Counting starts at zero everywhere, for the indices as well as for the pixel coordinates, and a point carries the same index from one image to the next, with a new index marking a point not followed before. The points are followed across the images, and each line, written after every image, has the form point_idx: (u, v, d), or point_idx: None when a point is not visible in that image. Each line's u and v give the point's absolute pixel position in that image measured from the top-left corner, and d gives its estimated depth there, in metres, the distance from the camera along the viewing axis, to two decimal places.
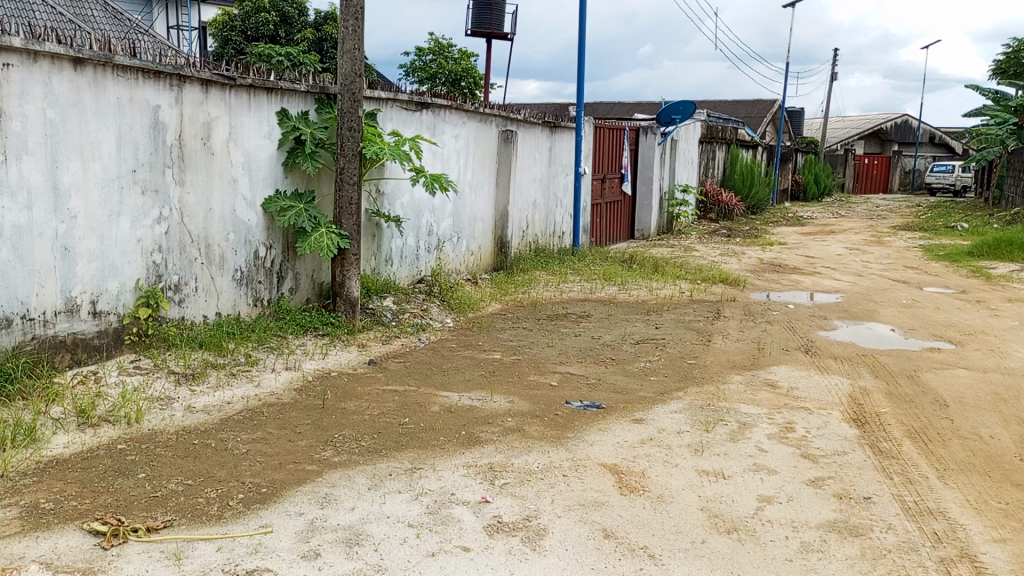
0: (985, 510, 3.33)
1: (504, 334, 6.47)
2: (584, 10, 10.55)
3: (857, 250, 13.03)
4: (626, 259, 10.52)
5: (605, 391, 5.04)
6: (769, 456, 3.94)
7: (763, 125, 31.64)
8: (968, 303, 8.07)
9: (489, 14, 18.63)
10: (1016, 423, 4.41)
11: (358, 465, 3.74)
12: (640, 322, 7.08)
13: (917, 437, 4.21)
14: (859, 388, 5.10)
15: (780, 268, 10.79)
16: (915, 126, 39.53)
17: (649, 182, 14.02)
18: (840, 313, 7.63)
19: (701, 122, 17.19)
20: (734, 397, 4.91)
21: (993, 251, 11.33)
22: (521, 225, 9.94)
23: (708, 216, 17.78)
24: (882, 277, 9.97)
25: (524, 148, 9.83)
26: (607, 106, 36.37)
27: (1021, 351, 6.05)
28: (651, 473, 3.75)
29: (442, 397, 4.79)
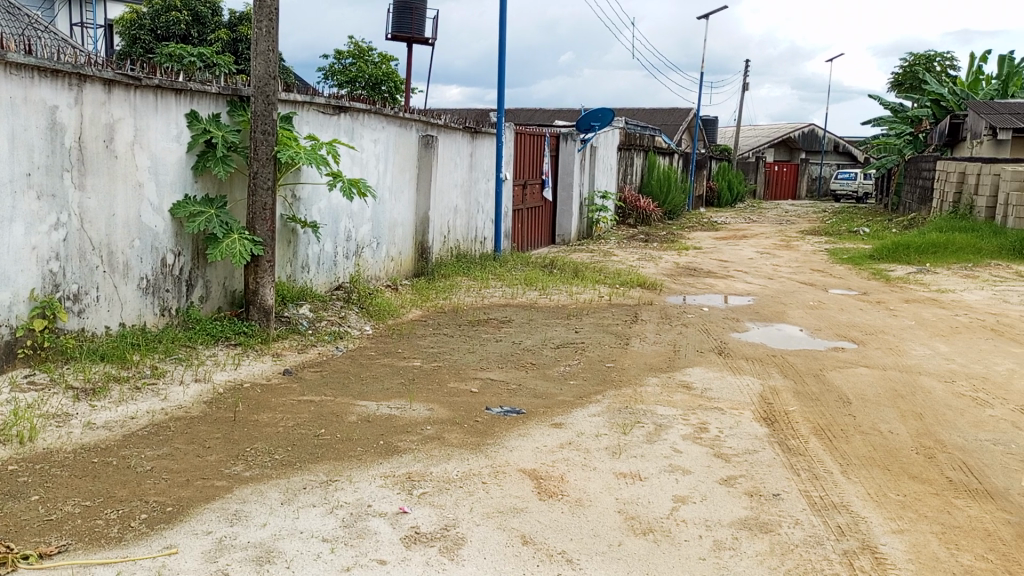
0: (884, 502, 3.49)
1: (424, 341, 6.42)
2: (504, 17, 10.60)
3: (768, 254, 13.53)
4: (547, 264, 10.60)
5: (525, 396, 5.06)
6: (684, 456, 4.02)
7: (679, 133, 32.49)
8: (869, 304, 8.48)
9: (410, 17, 18.51)
10: (913, 418, 4.64)
11: (271, 479, 3.62)
12: (560, 326, 7.15)
13: (823, 434, 4.38)
14: (769, 388, 5.28)
15: (695, 271, 11.09)
16: (821, 135, 41.35)
17: (569, 188, 14.20)
18: (752, 315, 7.89)
19: (619, 129, 17.51)
20: (651, 399, 5.00)
21: (892, 254, 11.93)
22: (442, 231, 9.88)
23: (626, 221, 18.14)
24: (790, 279, 10.38)
25: (445, 153, 9.78)
26: (528, 113, 36.73)
27: (918, 350, 6.38)
28: (570, 477, 3.77)
29: (359, 407, 4.70)
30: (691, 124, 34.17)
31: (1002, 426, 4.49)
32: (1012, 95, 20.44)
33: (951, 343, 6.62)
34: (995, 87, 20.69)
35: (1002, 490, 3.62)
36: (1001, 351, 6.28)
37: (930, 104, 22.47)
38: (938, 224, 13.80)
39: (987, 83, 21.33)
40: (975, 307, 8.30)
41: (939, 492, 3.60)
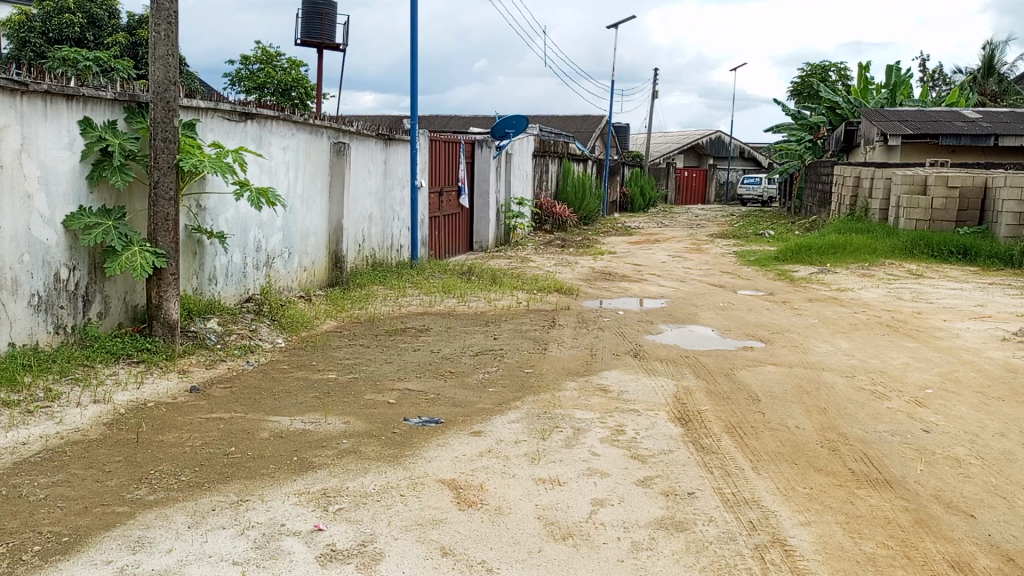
0: (792, 496, 3.61)
1: (340, 352, 6.28)
2: (416, 24, 10.54)
3: (679, 257, 13.90)
4: (465, 271, 10.56)
5: (444, 405, 5.01)
6: (602, 459, 4.06)
7: (592, 139, 33.04)
8: (776, 304, 8.80)
9: (319, 23, 18.19)
10: (817, 413, 4.83)
11: (176, 502, 3.46)
12: (478, 333, 7.13)
13: (734, 431, 4.51)
14: (683, 388, 5.39)
15: (610, 276, 11.28)
16: (727, 142, 42.84)
17: (485, 195, 14.22)
18: (665, 318, 8.07)
19: (533, 136, 17.65)
20: (568, 404, 5.03)
21: (796, 255, 12.46)
22: (356, 239, 9.71)
23: (543, 227, 18.30)
24: (701, 282, 10.68)
25: (357, 160, 9.63)
26: (443, 120, 36.65)
27: (821, 347, 6.66)
28: (489, 485, 3.75)
29: (272, 422, 4.56)
30: (603, 131, 34.83)
31: (899, 417, 4.73)
32: (899, 103, 21.65)
33: (851, 339, 6.94)
34: (885, 96, 21.86)
35: (900, 479, 3.80)
36: (897, 346, 6.62)
37: (826, 111, 23.59)
38: (836, 226, 14.48)
39: (877, 91, 22.53)
40: (872, 304, 8.73)
41: (842, 483, 3.76)
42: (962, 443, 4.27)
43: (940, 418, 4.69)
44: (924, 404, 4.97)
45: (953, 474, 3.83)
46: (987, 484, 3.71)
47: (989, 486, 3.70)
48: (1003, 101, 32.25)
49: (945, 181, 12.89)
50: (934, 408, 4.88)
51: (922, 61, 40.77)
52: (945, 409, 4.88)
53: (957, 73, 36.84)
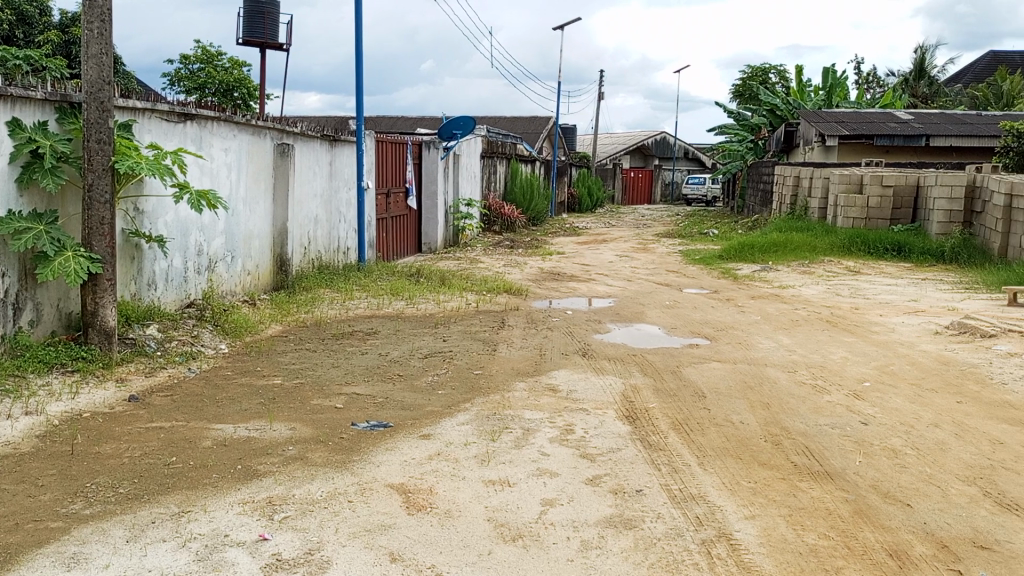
0: (737, 490, 3.68)
1: (285, 357, 6.17)
2: (361, 24, 10.43)
3: (626, 256, 14.06)
4: (413, 273, 10.49)
5: (392, 408, 4.96)
6: (551, 459, 4.07)
7: (540, 140, 33.21)
8: (721, 302, 8.97)
9: (262, 22, 17.86)
10: (761, 408, 4.93)
11: (115, 516, 3.35)
12: (427, 336, 7.08)
13: (681, 428, 4.58)
14: (630, 386, 5.45)
15: (559, 276, 11.35)
16: (671, 143, 43.55)
17: (434, 196, 14.17)
18: (613, 317, 8.15)
19: (481, 136, 17.63)
20: (518, 404, 5.04)
21: (739, 253, 12.73)
22: (302, 242, 9.56)
23: (491, 228, 18.29)
24: (648, 281, 10.83)
25: (302, 162, 9.48)
26: (390, 121, 36.37)
27: (763, 343, 6.80)
28: (439, 488, 3.73)
29: (215, 430, 4.45)
30: (551, 132, 35.03)
31: (838, 410, 4.86)
32: (836, 104, 22.29)
33: (793, 335, 7.11)
34: (822, 97, 22.48)
35: (841, 471, 3.90)
36: (836, 341, 6.81)
37: (766, 114, 24.14)
38: (778, 225, 14.82)
39: (815, 92, 23.15)
40: (811, 301, 8.96)
41: (785, 477, 3.84)
42: (898, 434, 4.41)
43: (878, 410, 4.84)
44: (862, 397, 5.12)
45: (890, 464, 3.96)
46: (923, 474, 3.84)
47: (924, 475, 3.82)
48: (933, 103, 33.67)
49: (880, 181, 13.30)
50: (871, 401, 5.03)
51: (857, 65, 42.19)
52: (881, 401, 5.04)
53: (889, 76, 38.16)
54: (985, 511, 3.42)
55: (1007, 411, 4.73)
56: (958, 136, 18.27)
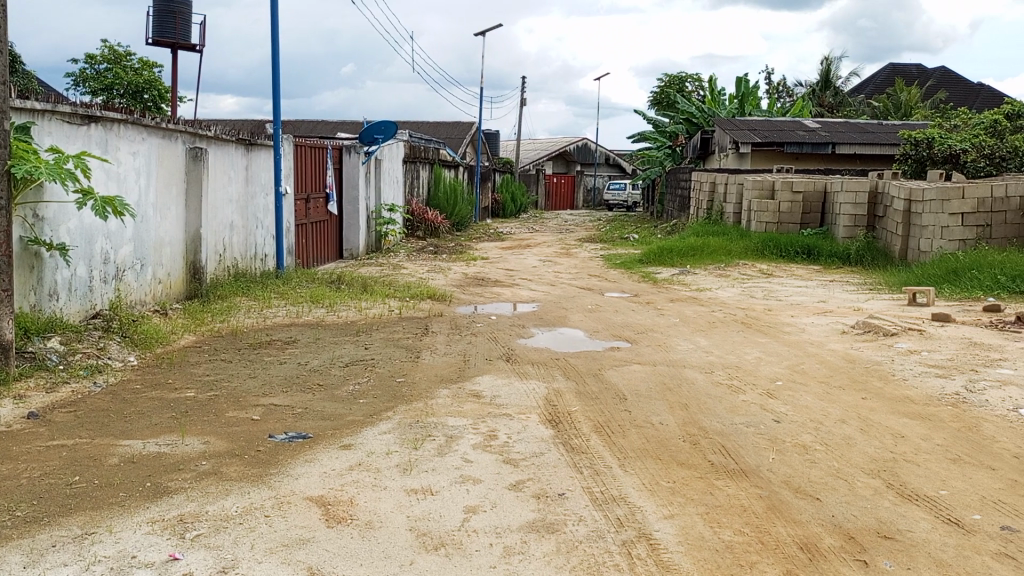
0: (657, 490, 3.75)
1: (199, 369, 5.96)
2: (277, 25, 10.21)
3: (550, 261, 14.19)
4: (334, 280, 10.31)
5: (312, 419, 4.85)
6: (474, 466, 4.06)
7: (463, 146, 33.21)
8: (641, 305, 9.15)
9: (173, 22, 17.28)
10: (679, 409, 5.05)
11: (11, 541, 3.15)
12: (349, 343, 6.96)
13: (602, 430, 4.63)
14: (553, 390, 5.49)
15: (483, 281, 11.36)
16: (593, 149, 44.16)
17: (355, 202, 13.97)
18: (536, 321, 8.19)
19: (403, 142, 17.49)
20: (441, 411, 5.00)
21: (658, 258, 13.04)
22: (217, 249, 9.27)
23: (415, 234, 18.16)
24: (570, 285, 10.95)
25: (216, 166, 9.19)
26: (309, 125, 35.75)
27: (682, 344, 6.97)
28: (359, 499, 3.66)
29: (122, 447, 4.26)
30: (474, 137, 35.10)
31: (753, 409, 5.02)
32: (748, 112, 23.12)
33: (710, 336, 7.30)
34: (735, 105, 23.28)
35: (755, 468, 4.02)
36: (751, 341, 7.04)
37: (683, 121, 24.85)
38: (695, 230, 15.23)
39: (728, 101, 23.89)
40: (727, 303, 9.23)
41: (703, 475, 3.93)
42: (808, 431, 4.58)
43: (790, 408, 5.02)
44: (774, 396, 5.30)
45: (801, 460, 4.10)
46: (831, 468, 4.00)
47: (832, 469, 3.98)
48: (838, 112, 35.34)
49: (790, 187, 13.83)
50: (783, 399, 5.21)
51: (769, 75, 43.88)
52: (793, 399, 5.23)
53: (797, 86, 39.79)
54: (888, 503, 3.58)
55: (908, 406, 4.97)
56: (861, 144, 19.21)
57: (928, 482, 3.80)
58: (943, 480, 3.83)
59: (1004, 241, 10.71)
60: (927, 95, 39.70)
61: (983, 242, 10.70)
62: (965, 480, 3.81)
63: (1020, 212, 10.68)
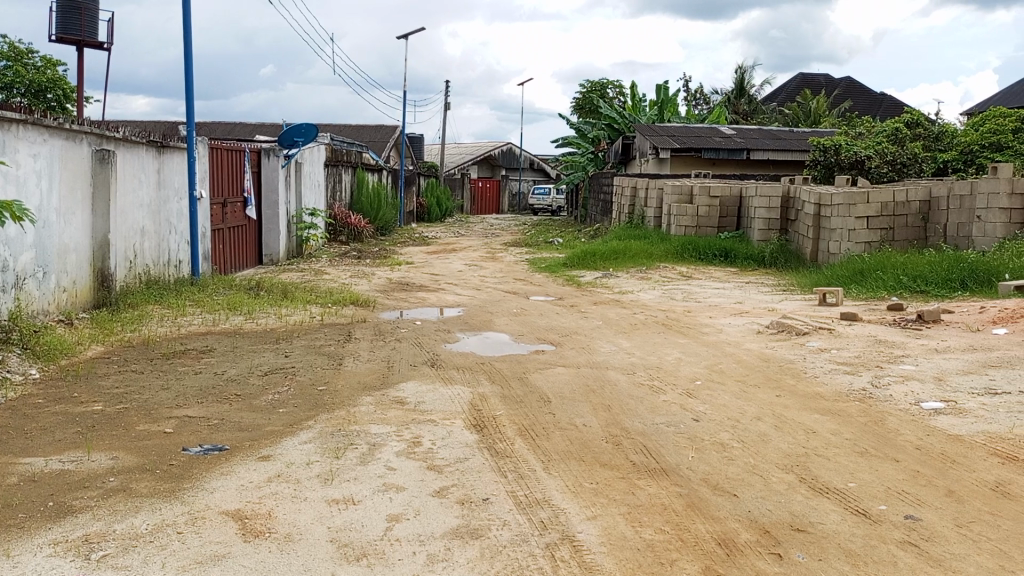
0: (580, 492, 3.78)
1: (107, 381, 5.69)
2: (190, 23, 9.88)
3: (475, 266, 14.19)
4: (252, 286, 10.04)
5: (229, 430, 4.70)
6: (398, 473, 4.00)
7: (387, 150, 32.90)
8: (565, 308, 9.24)
9: (78, 18, 16.51)
10: (602, 410, 5.11)
11: None
12: (268, 351, 6.78)
13: (526, 434, 4.65)
14: (478, 395, 5.48)
15: (407, 286, 11.26)
16: (517, 154, 44.27)
17: (274, 206, 13.63)
18: (462, 326, 8.16)
19: (324, 145, 17.18)
20: (364, 419, 4.92)
21: (582, 261, 13.22)
22: (127, 255, 8.89)
23: (337, 238, 17.86)
24: (495, 289, 10.97)
25: (125, 169, 8.82)
26: (227, 127, 34.81)
27: (605, 347, 7.07)
28: (278, 512, 3.56)
29: (22, 465, 4.02)
30: (398, 140, 34.83)
31: (673, 409, 5.12)
32: (667, 119, 23.71)
33: (632, 338, 7.42)
34: (654, 112, 23.84)
35: (675, 467, 4.10)
36: (671, 343, 7.19)
37: (605, 126, 25.26)
38: (617, 233, 15.49)
39: (649, 107, 24.42)
40: (648, 305, 9.42)
41: (625, 475, 3.99)
42: (725, 429, 4.70)
43: (708, 407, 5.14)
44: (694, 395, 5.42)
45: (719, 458, 4.21)
46: (747, 465, 4.11)
47: (749, 466, 4.10)
48: (753, 119, 36.61)
49: (707, 191, 14.23)
50: (702, 398, 5.34)
51: (688, 83, 45.11)
52: (711, 398, 5.36)
53: (714, 93, 41.04)
54: (801, 496, 3.70)
55: (819, 402, 5.17)
56: (774, 150, 19.93)
57: (838, 476, 3.95)
58: (852, 472, 3.99)
59: (906, 243, 11.30)
60: (835, 104, 41.60)
61: (887, 244, 11.26)
62: (872, 472, 3.98)
63: (920, 215, 11.29)
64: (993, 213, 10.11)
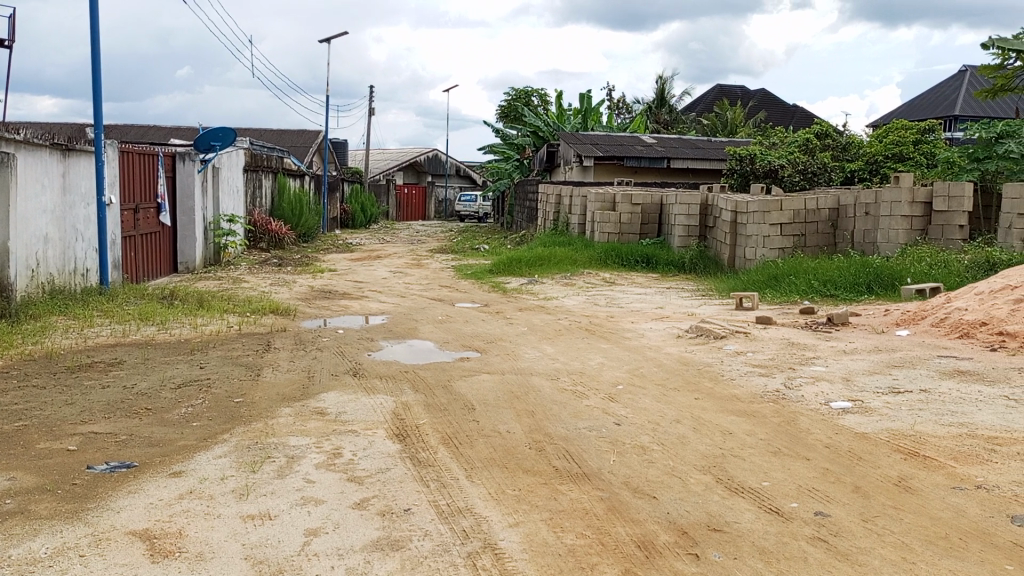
0: (502, 499, 3.77)
1: (5, 397, 5.36)
2: (97, 22, 9.49)
3: (400, 273, 14.05)
4: (166, 295, 9.67)
5: (138, 446, 4.50)
6: (317, 486, 3.91)
7: (309, 155, 32.29)
8: (491, 315, 9.25)
9: None
10: (526, 416, 5.12)
11: None
12: (182, 363, 6.53)
13: (450, 442, 4.61)
14: (401, 404, 5.41)
15: (330, 294, 11.06)
16: (443, 160, 44.14)
17: (190, 212, 13.18)
18: (386, 334, 8.05)
19: (243, 150, 16.71)
20: (282, 431, 4.80)
21: (507, 268, 13.27)
22: (28, 264, 8.43)
23: (258, 245, 17.41)
24: (420, 296, 10.89)
25: (26, 173, 8.38)
26: (140, 130, 33.55)
27: (529, 353, 7.11)
28: (190, 530, 3.42)
29: None
30: (321, 146, 34.25)
31: (595, 413, 5.18)
32: (590, 127, 24.05)
33: (556, 344, 7.48)
34: (578, 120, 24.14)
35: (597, 471, 4.14)
36: (594, 348, 7.28)
37: (530, 134, 25.42)
38: (542, 241, 15.59)
39: (573, 116, 24.70)
40: (573, 311, 9.51)
41: (547, 481, 4.01)
42: (645, 432, 4.78)
43: (630, 410, 5.22)
44: (615, 399, 5.50)
45: (640, 460, 4.27)
46: (666, 467, 4.19)
47: (669, 468, 4.17)
48: (673, 129, 37.53)
49: (629, 199, 14.49)
50: (624, 402, 5.42)
51: (611, 92, 45.84)
52: (632, 402, 5.45)
53: (636, 102, 41.88)
54: (717, 497, 3.79)
55: (735, 404, 5.32)
56: (694, 159, 20.48)
57: (752, 475, 4.07)
58: (766, 471, 4.11)
59: (816, 249, 11.75)
60: (750, 115, 43.13)
61: (799, 250, 11.69)
62: (784, 471, 4.11)
63: (829, 222, 11.77)
64: (896, 220, 10.68)
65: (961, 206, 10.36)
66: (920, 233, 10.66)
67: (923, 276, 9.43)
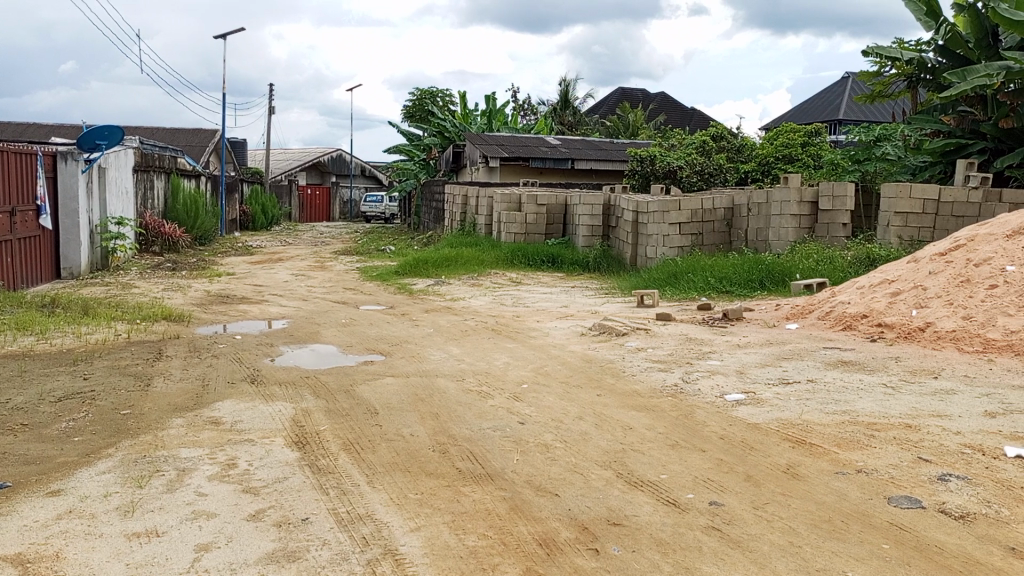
0: (404, 504, 3.72)
1: None
2: None
3: (302, 275, 13.71)
4: (47, 303, 9.08)
5: (11, 465, 4.19)
6: (209, 499, 3.75)
7: (206, 154, 31.09)
8: (396, 317, 9.13)
9: None
10: (430, 418, 5.07)
11: None
12: (63, 374, 6.15)
13: (351, 447, 4.52)
14: (301, 410, 5.27)
15: (227, 298, 10.67)
16: (348, 160, 43.27)
17: (74, 215, 12.44)
18: (286, 339, 7.81)
19: (132, 148, 15.90)
20: (173, 443, 4.58)
21: (413, 269, 13.14)
22: None
23: (150, 249, 16.62)
24: (323, 299, 10.65)
25: None
26: (19, 128, 31.53)
27: (435, 354, 7.05)
28: (69, 551, 3.22)
29: None
30: (218, 145, 33.05)
31: (499, 413, 5.18)
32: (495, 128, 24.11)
33: (462, 345, 7.46)
34: (484, 121, 24.17)
35: (500, 471, 4.15)
36: (499, 347, 7.30)
37: (437, 135, 25.22)
38: (449, 241, 15.52)
39: (479, 116, 24.72)
40: (479, 311, 9.51)
41: (450, 483, 3.98)
42: (549, 430, 4.82)
43: (533, 409, 5.25)
44: (520, 398, 5.52)
45: (542, 459, 4.30)
46: (569, 464, 4.23)
47: (571, 465, 4.22)
48: (576, 131, 38.08)
49: (535, 200, 14.62)
50: (528, 401, 5.45)
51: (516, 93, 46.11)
52: (536, 400, 5.49)
53: (541, 103, 42.28)
54: (618, 491, 3.86)
55: (635, 399, 5.43)
56: (597, 161, 20.94)
57: (651, 468, 4.17)
58: (664, 464, 4.22)
59: (714, 247, 12.17)
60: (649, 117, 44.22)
61: (697, 248, 12.08)
62: (681, 463, 4.23)
63: (725, 221, 12.21)
64: (786, 218, 11.17)
65: (844, 205, 10.93)
66: (808, 230, 11.18)
67: (811, 272, 9.91)
